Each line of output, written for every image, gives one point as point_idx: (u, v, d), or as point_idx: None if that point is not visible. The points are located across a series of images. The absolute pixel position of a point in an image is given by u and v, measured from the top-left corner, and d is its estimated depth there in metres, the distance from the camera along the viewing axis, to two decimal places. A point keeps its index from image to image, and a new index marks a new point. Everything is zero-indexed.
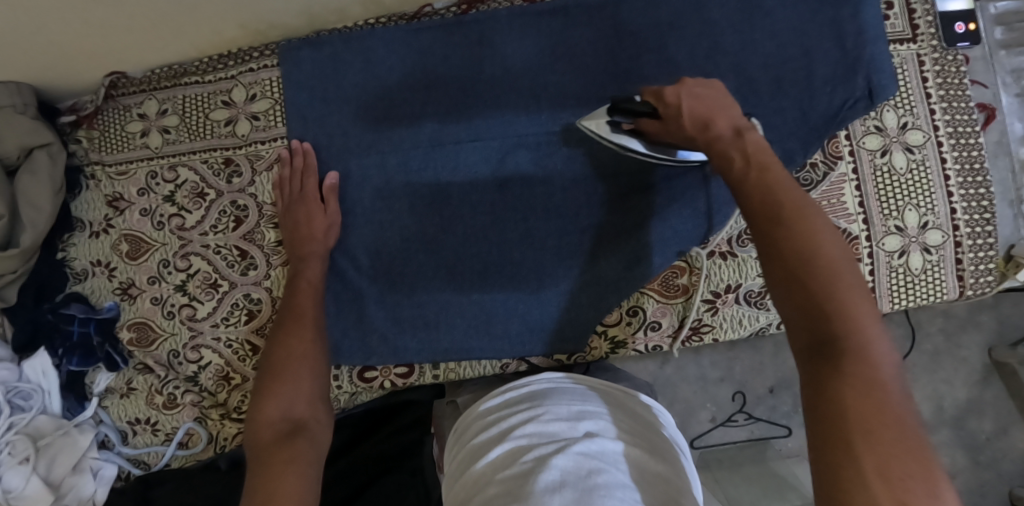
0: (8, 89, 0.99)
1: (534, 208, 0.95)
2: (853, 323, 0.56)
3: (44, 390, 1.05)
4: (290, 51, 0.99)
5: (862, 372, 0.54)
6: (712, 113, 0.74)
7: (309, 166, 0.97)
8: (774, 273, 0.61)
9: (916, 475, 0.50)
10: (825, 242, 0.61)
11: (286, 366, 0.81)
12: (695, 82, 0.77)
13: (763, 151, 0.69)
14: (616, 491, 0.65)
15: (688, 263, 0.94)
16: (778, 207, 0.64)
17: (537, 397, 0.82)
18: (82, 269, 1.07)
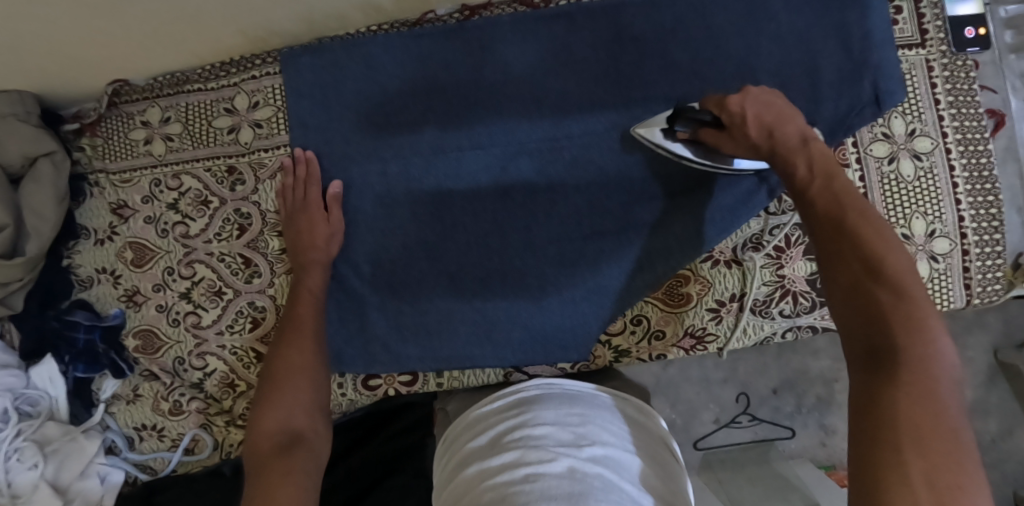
0: (12, 98, 1.00)
1: (536, 216, 0.95)
2: (920, 334, 0.58)
3: (52, 396, 1.06)
4: (292, 58, 0.99)
5: (919, 381, 0.55)
6: (778, 122, 0.76)
7: (312, 174, 0.97)
8: (840, 280, 0.64)
9: (961, 484, 0.51)
10: (894, 252, 0.62)
11: (286, 376, 0.83)
12: (762, 91, 0.78)
13: (831, 162, 0.71)
14: (611, 494, 0.68)
15: (693, 271, 0.93)
16: (848, 216, 0.66)
17: (526, 401, 0.83)
18: (87, 276, 1.07)
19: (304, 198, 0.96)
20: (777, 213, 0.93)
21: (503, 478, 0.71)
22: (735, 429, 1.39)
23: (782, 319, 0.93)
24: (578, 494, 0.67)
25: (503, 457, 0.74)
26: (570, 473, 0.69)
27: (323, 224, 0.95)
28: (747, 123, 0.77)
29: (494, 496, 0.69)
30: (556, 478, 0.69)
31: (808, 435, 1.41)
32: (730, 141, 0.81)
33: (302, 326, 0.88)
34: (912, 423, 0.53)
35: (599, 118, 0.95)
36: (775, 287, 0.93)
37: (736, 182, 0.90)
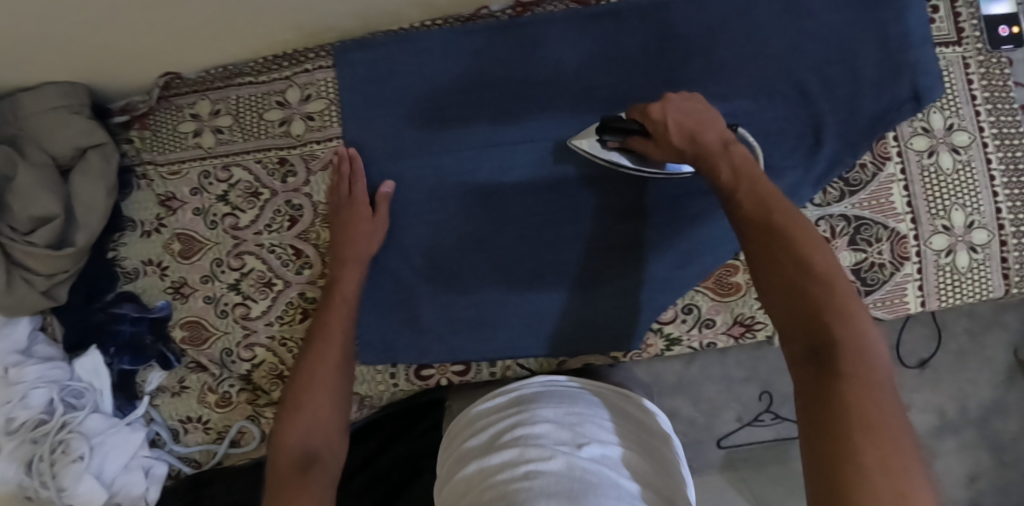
0: (60, 89, 0.99)
1: (587, 208, 0.96)
2: (853, 325, 0.58)
3: (96, 389, 1.05)
4: (344, 53, 1.00)
5: (860, 373, 0.56)
6: (701, 126, 0.76)
7: (356, 171, 0.98)
8: (772, 283, 0.63)
9: (911, 467, 0.51)
10: (820, 251, 0.63)
11: (306, 391, 0.82)
12: (682, 98, 0.79)
13: (751, 165, 0.72)
14: (612, 490, 0.68)
15: (743, 262, 0.95)
16: (772, 217, 0.66)
17: (525, 401, 0.83)
18: (132, 268, 1.07)
19: (349, 205, 0.96)
20: (822, 206, 0.95)
21: (503, 476, 0.71)
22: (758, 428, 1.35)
23: None
24: (577, 491, 0.67)
25: (502, 455, 0.74)
26: (567, 470, 0.69)
27: (366, 227, 0.95)
28: (669, 131, 0.78)
29: (496, 493, 0.69)
30: (554, 476, 0.69)
31: None
32: (655, 149, 0.81)
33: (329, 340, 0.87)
34: (861, 415, 0.53)
35: None
36: None
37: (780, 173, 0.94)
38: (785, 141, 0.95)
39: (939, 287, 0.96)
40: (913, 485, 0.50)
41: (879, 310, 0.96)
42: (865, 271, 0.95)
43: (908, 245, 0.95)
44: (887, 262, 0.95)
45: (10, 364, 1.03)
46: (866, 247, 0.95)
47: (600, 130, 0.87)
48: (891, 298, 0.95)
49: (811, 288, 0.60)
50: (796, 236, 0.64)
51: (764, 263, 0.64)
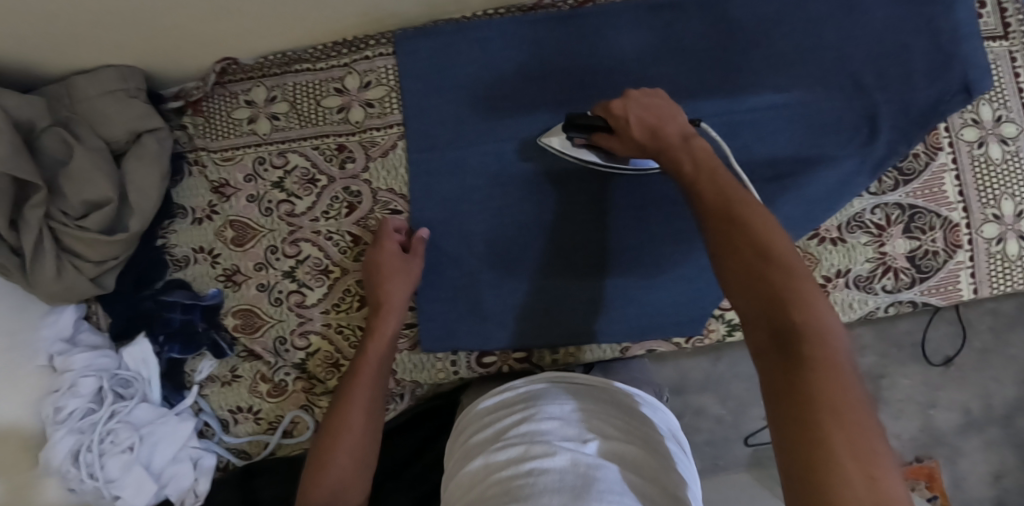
0: (118, 73, 0.98)
1: (651, 196, 0.97)
2: (812, 308, 0.56)
3: (144, 378, 1.04)
4: (405, 41, 1.00)
5: (821, 357, 0.54)
6: (660, 121, 0.76)
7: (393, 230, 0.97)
8: (735, 272, 0.61)
9: (879, 451, 0.49)
10: (778, 237, 0.61)
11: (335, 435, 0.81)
12: (643, 93, 0.79)
13: (705, 151, 0.71)
14: (616, 485, 0.66)
15: (802, 249, 0.98)
16: (732, 204, 0.64)
17: (533, 397, 0.82)
18: (183, 255, 1.06)
19: (379, 251, 0.94)
20: (877, 194, 0.98)
21: (506, 473, 0.70)
22: None
23: (884, 295, 0.98)
24: (580, 487, 0.66)
25: (506, 451, 0.73)
26: (571, 466, 0.68)
27: (402, 276, 0.92)
28: (631, 125, 0.78)
29: (500, 489, 0.69)
30: (559, 472, 0.68)
31: None
32: (621, 145, 0.82)
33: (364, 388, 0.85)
34: (827, 402, 0.51)
35: (707, 104, 0.98)
36: (877, 264, 0.97)
37: (839, 162, 0.96)
38: (841, 132, 0.97)
39: (991, 274, 0.98)
40: (883, 469, 0.49)
41: (933, 297, 0.98)
42: (920, 259, 0.97)
43: (961, 233, 0.97)
44: (941, 250, 0.97)
45: (56, 352, 1.02)
46: (920, 235, 0.97)
47: (566, 127, 0.89)
48: (944, 285, 0.98)
49: (771, 274, 0.59)
50: (755, 223, 0.62)
51: (725, 253, 0.63)
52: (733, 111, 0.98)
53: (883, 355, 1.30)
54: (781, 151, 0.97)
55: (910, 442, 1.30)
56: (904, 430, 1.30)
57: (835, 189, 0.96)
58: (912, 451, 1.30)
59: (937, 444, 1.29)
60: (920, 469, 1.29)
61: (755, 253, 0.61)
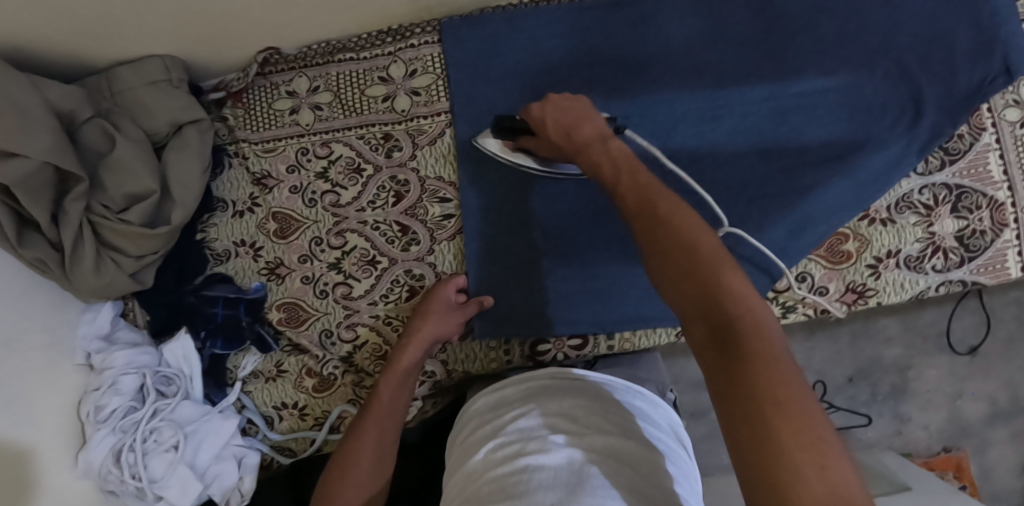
0: (162, 63, 0.97)
1: (703, 179, 0.97)
2: (744, 300, 0.53)
3: (186, 375, 1.01)
4: (452, 30, 1.00)
5: (760, 348, 0.50)
6: (578, 121, 0.76)
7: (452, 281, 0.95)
8: (661, 270, 0.58)
9: (828, 438, 0.46)
10: (701, 229, 0.58)
11: (347, 468, 0.80)
12: (561, 97, 0.80)
13: (616, 152, 0.69)
14: (611, 481, 0.65)
15: (853, 230, 0.98)
16: (652, 203, 0.61)
17: (533, 395, 0.79)
18: (224, 250, 1.03)
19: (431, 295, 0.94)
20: (924, 175, 0.99)
21: (503, 469, 0.68)
22: None
23: (934, 274, 0.98)
24: (575, 483, 0.64)
25: (503, 448, 0.71)
26: (566, 462, 0.67)
27: (439, 320, 0.92)
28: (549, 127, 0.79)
29: (497, 487, 0.66)
30: (553, 468, 0.66)
31: (885, 423, 1.52)
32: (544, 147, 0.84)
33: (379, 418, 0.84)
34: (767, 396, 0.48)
35: (756, 89, 0.98)
36: (926, 244, 0.98)
37: (889, 143, 0.96)
38: (882, 121, 0.97)
39: None
40: (835, 457, 0.45)
41: (982, 275, 0.98)
42: (968, 238, 0.98)
43: (1007, 213, 0.98)
44: (988, 229, 0.98)
45: (93, 351, 0.99)
46: (967, 215, 0.98)
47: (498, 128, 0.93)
48: (993, 264, 0.98)
49: (696, 268, 0.56)
50: (678, 219, 0.59)
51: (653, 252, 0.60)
52: (780, 97, 0.98)
53: (908, 346, 1.52)
54: (831, 134, 0.97)
55: (937, 434, 1.51)
56: (932, 421, 1.51)
57: (885, 171, 0.96)
58: (939, 442, 1.51)
59: (964, 435, 1.51)
60: (948, 459, 1.49)
61: (677, 247, 0.58)
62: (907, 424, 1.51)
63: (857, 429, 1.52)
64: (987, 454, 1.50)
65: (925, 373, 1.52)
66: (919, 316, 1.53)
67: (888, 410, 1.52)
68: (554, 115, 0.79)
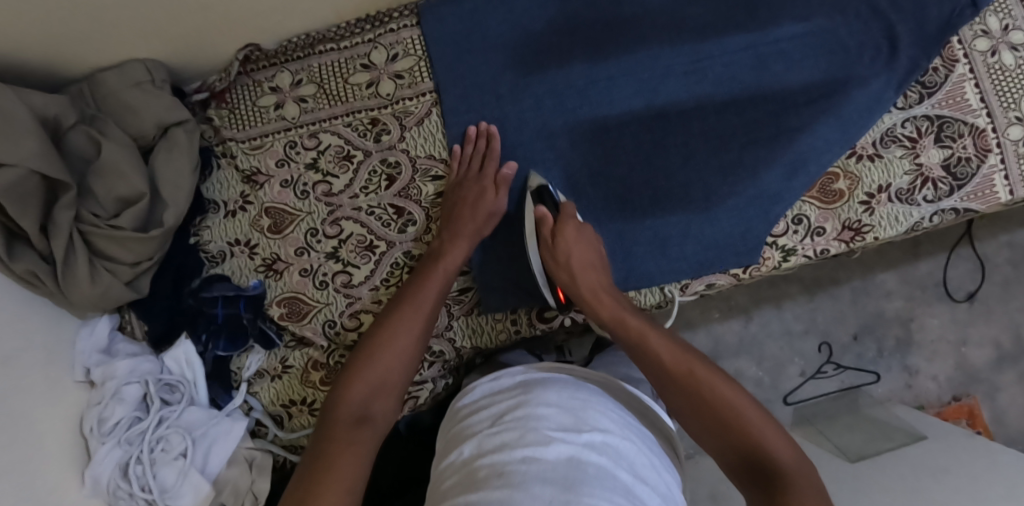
0: (144, 65, 0.97)
1: (692, 133, 1.00)
2: (779, 446, 0.72)
3: (190, 381, 0.99)
4: (431, 10, 1.01)
5: (801, 488, 0.68)
6: (598, 280, 0.90)
7: (490, 149, 0.98)
8: (703, 427, 0.77)
9: None
10: (719, 382, 0.77)
11: (383, 346, 0.83)
12: (585, 236, 0.92)
13: (628, 309, 0.88)
14: (604, 481, 0.65)
15: (842, 168, 0.99)
16: (679, 370, 0.80)
17: (532, 386, 0.80)
18: (218, 251, 1.02)
19: (468, 177, 0.97)
20: (904, 108, 1.00)
21: (500, 458, 0.68)
22: (822, 379, 1.54)
23: (927, 205, 0.99)
24: (570, 480, 0.64)
25: (500, 436, 0.71)
26: (563, 457, 0.66)
27: (475, 222, 0.93)
28: (570, 262, 0.91)
29: (493, 473, 0.66)
30: (551, 462, 0.66)
31: (893, 378, 1.54)
32: (558, 265, 0.91)
33: (418, 308, 0.86)
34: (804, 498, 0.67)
35: (735, 39, 1.01)
36: (915, 176, 0.99)
37: (866, 83, 1.00)
38: (864, 54, 1.01)
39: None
40: None
41: (973, 202, 1.00)
42: (954, 166, 0.99)
43: (988, 138, 1.00)
44: (972, 156, 1.00)
45: (93, 365, 0.96)
46: (951, 143, 1.00)
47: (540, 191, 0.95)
48: (981, 190, 1.00)
49: (733, 427, 0.74)
50: (703, 388, 0.78)
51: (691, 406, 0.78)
52: (761, 44, 1.01)
53: (909, 298, 1.55)
54: (811, 77, 1.01)
55: (946, 382, 1.54)
56: (940, 371, 1.54)
57: (865, 109, 1.00)
58: (948, 391, 1.54)
59: (973, 381, 1.53)
60: (960, 408, 1.52)
61: (709, 410, 0.77)
62: (915, 376, 1.54)
63: (867, 387, 1.55)
64: (997, 399, 1.53)
65: (927, 323, 1.55)
66: (915, 268, 1.55)
67: (895, 364, 1.54)
68: (580, 255, 0.91)
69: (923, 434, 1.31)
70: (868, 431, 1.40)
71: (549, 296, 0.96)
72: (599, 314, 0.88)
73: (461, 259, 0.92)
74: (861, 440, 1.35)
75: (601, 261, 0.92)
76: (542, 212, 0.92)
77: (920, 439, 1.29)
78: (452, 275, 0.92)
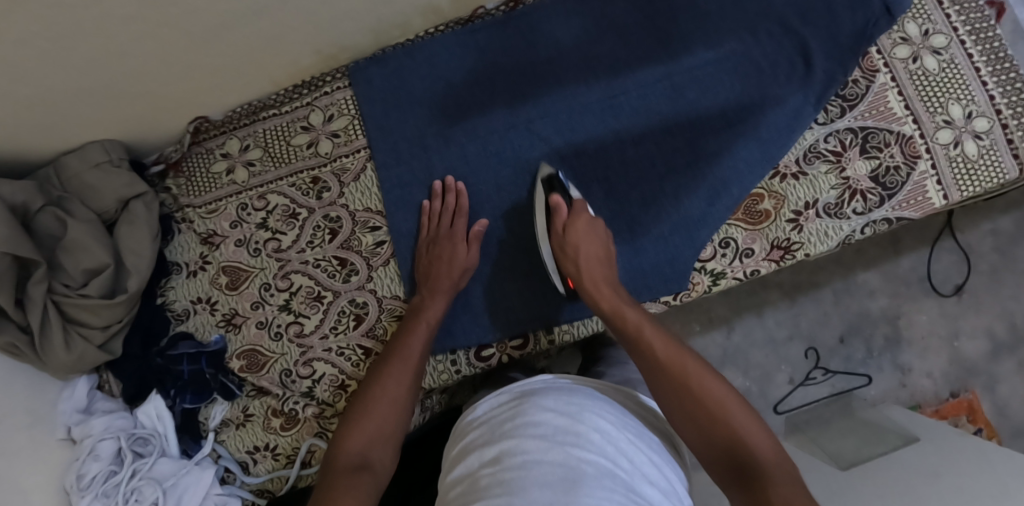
0: (102, 146, 1.06)
1: (613, 165, 1.03)
2: (759, 449, 0.75)
3: (161, 434, 1.06)
4: (360, 71, 1.08)
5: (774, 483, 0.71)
6: (596, 279, 0.93)
7: (461, 206, 1.02)
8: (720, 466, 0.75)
9: None
10: (707, 378, 0.80)
11: (374, 394, 0.87)
12: (589, 227, 0.96)
13: (626, 301, 0.92)
14: (603, 481, 0.68)
15: (767, 188, 1.00)
16: (672, 362, 0.83)
17: (527, 393, 0.83)
18: (183, 309, 1.10)
19: (442, 235, 1.01)
20: (826, 123, 1.01)
21: (500, 466, 0.72)
22: (811, 386, 1.52)
23: (857, 218, 0.99)
24: (570, 483, 0.67)
25: (499, 445, 0.75)
26: (562, 460, 0.69)
27: (444, 290, 0.98)
28: (579, 258, 0.94)
29: (492, 482, 0.70)
30: (550, 466, 0.69)
31: (886, 378, 1.51)
32: (565, 258, 0.95)
33: (407, 359, 0.91)
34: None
35: (650, 72, 1.03)
36: (843, 190, 0.99)
37: (783, 102, 1.01)
38: (779, 75, 1.02)
39: (957, 178, 1.00)
40: None
41: (906, 210, 1.00)
42: (883, 176, 0.99)
43: (916, 144, 1.00)
44: (901, 164, 1.00)
45: (73, 424, 1.05)
46: (878, 153, 1.00)
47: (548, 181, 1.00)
48: (914, 197, 0.99)
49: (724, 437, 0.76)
50: (698, 387, 0.80)
51: (688, 421, 0.79)
52: (674, 74, 1.03)
53: (893, 295, 1.52)
54: (728, 101, 1.02)
55: (942, 379, 1.50)
56: (935, 367, 1.50)
57: (784, 127, 1.00)
58: (945, 387, 1.49)
59: (971, 374, 1.49)
60: (959, 403, 1.47)
61: (698, 406, 0.79)
62: (909, 375, 1.50)
63: (859, 390, 1.52)
64: (998, 391, 1.48)
65: (915, 320, 1.51)
66: (896, 265, 1.52)
67: (886, 364, 1.51)
68: (585, 249, 0.95)
69: (915, 437, 1.27)
70: (861, 435, 1.37)
71: (560, 283, 0.99)
72: (601, 307, 0.92)
73: (440, 311, 0.98)
74: (854, 446, 1.33)
75: (615, 283, 0.94)
76: (557, 201, 0.97)
77: (912, 442, 1.26)
78: (434, 326, 0.97)
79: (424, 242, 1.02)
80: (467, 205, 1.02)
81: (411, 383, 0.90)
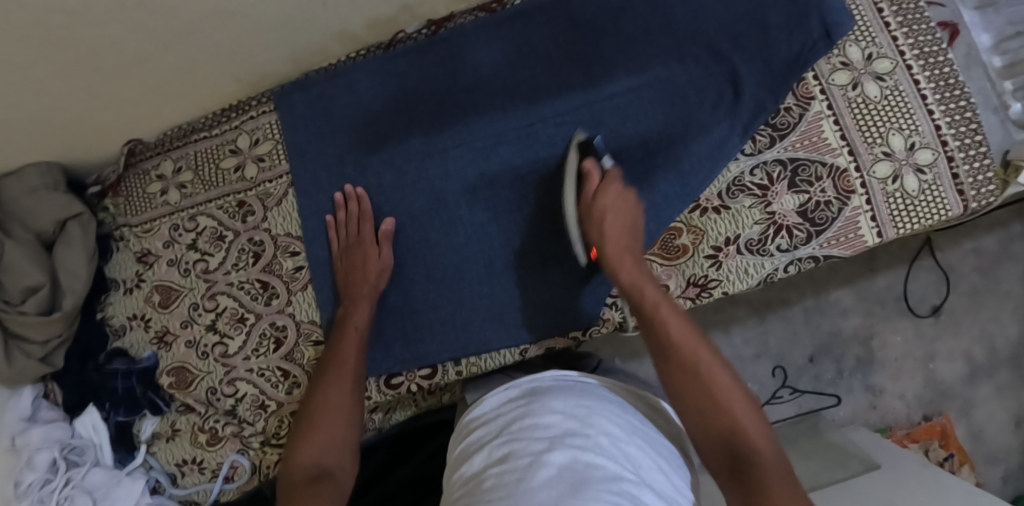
0: (39, 170, 1.08)
1: (526, 196, 1.01)
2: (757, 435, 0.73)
3: (97, 444, 1.09)
4: (283, 96, 1.08)
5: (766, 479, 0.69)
6: (621, 255, 0.88)
7: (364, 211, 1.01)
8: (700, 423, 0.76)
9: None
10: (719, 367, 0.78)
11: (322, 409, 0.87)
12: (620, 195, 0.90)
13: (650, 279, 0.88)
14: (611, 485, 0.64)
15: (685, 222, 0.96)
16: (686, 344, 0.80)
17: (536, 393, 0.80)
18: (119, 325, 1.13)
19: (358, 246, 1.00)
20: (753, 154, 0.96)
21: (507, 466, 0.68)
22: (777, 405, 1.40)
23: (780, 255, 0.94)
24: (577, 485, 0.63)
25: (506, 445, 0.71)
26: (568, 462, 0.66)
27: (365, 298, 0.98)
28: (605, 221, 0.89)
29: (496, 484, 0.66)
30: (557, 468, 0.65)
31: (856, 399, 1.41)
32: (591, 220, 0.90)
33: (344, 364, 0.92)
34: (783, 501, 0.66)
35: (567, 100, 0.99)
36: (768, 225, 0.94)
37: (709, 131, 0.95)
38: (705, 102, 0.96)
39: (893, 214, 0.93)
40: None
41: (835, 248, 0.94)
42: (812, 212, 0.93)
43: (851, 179, 0.93)
44: (833, 199, 0.93)
45: (17, 432, 1.07)
46: (807, 188, 0.94)
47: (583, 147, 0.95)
48: (845, 234, 0.94)
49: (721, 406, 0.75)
50: (705, 374, 0.77)
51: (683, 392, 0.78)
52: (595, 102, 0.98)
53: (868, 314, 1.41)
54: (649, 131, 0.97)
55: (916, 402, 1.41)
56: (908, 389, 1.41)
57: (707, 158, 0.95)
58: (918, 410, 1.41)
59: (946, 397, 1.41)
60: (932, 427, 1.38)
61: (698, 375, 0.77)
62: (880, 396, 1.41)
63: (827, 410, 1.41)
64: (974, 415, 1.40)
65: (889, 341, 1.41)
66: (872, 283, 1.41)
67: (857, 384, 1.41)
68: (616, 217, 0.90)
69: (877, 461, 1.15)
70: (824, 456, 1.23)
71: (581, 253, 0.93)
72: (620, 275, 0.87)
73: (365, 317, 0.97)
74: (815, 466, 1.20)
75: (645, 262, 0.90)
76: (590, 165, 0.91)
77: (873, 467, 1.14)
78: (364, 330, 0.97)
79: (338, 253, 1.02)
80: (367, 206, 1.01)
81: (357, 391, 0.90)
